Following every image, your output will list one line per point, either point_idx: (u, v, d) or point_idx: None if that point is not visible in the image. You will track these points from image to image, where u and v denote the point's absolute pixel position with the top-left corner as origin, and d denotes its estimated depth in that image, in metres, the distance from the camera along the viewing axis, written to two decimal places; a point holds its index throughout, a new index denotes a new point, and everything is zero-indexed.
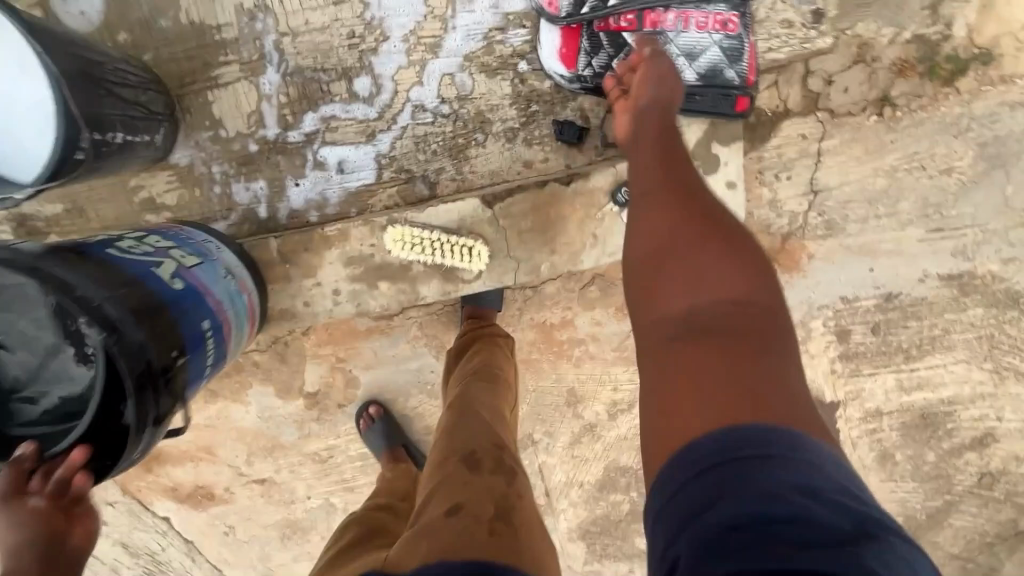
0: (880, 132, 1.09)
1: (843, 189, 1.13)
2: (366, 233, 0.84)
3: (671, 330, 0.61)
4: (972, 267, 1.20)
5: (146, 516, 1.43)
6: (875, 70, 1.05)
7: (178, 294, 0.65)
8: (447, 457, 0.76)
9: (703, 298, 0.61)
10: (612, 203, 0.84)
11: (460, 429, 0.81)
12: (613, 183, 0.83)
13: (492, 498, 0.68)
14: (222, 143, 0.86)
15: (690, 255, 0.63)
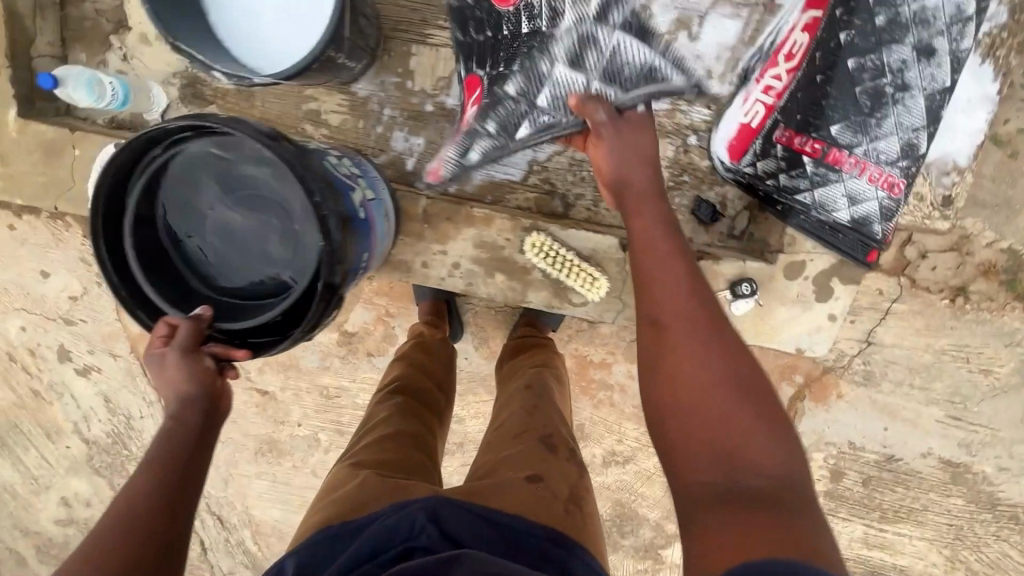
0: (945, 316, 1.18)
1: (893, 350, 1.22)
2: (507, 227, 0.87)
3: (695, 469, 0.63)
4: (970, 461, 1.29)
5: (139, 381, 1.44)
6: (965, 262, 1.13)
7: (359, 221, 0.70)
8: (528, 432, 0.92)
9: (715, 425, 0.64)
10: (727, 291, 0.83)
11: (540, 415, 0.97)
12: (737, 274, 0.83)
13: (566, 481, 0.86)
14: (404, 93, 0.91)
15: (699, 383, 0.66)
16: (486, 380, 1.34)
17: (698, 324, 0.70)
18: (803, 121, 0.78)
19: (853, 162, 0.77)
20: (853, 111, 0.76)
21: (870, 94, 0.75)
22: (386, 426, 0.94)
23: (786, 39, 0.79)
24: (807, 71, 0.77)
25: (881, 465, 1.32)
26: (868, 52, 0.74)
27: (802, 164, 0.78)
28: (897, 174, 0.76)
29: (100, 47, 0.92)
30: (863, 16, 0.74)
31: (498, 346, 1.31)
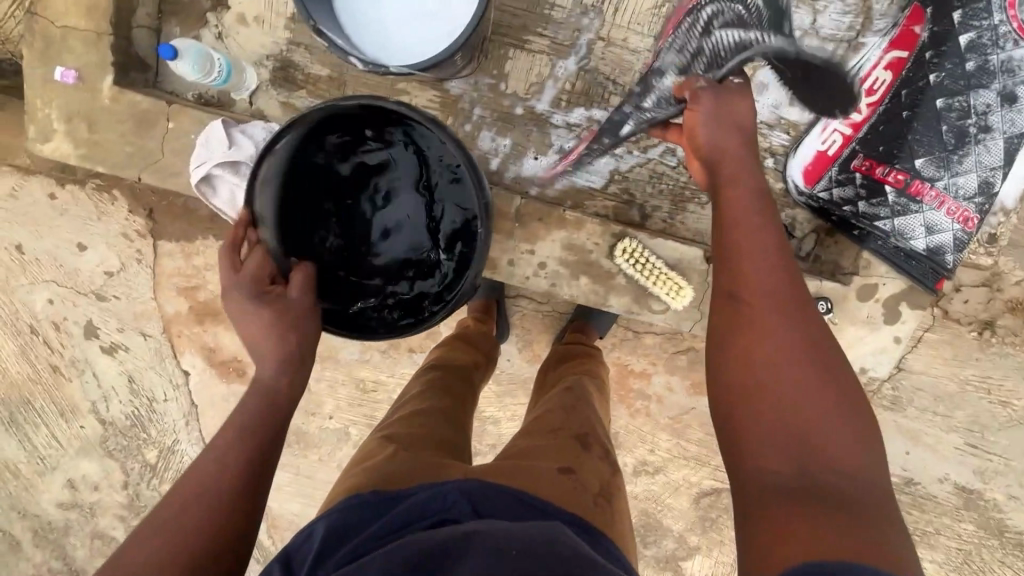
0: (972, 347, 1.24)
1: (922, 377, 1.28)
2: (598, 232, 0.90)
3: (765, 457, 0.59)
4: (982, 488, 1.36)
5: (168, 362, 1.41)
6: (995, 297, 1.20)
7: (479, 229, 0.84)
8: (565, 431, 0.93)
9: (788, 412, 0.59)
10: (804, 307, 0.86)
11: (579, 418, 0.98)
12: (814, 291, 0.86)
13: (599, 479, 0.86)
14: (496, 94, 0.94)
15: (774, 366, 0.62)
16: (525, 382, 1.35)
17: (787, 312, 0.65)
18: (885, 153, 0.84)
19: (932, 194, 0.82)
20: (937, 147, 0.82)
21: (954, 133, 0.81)
22: (417, 402, 0.96)
23: (867, 75, 0.85)
24: (892, 108, 0.83)
25: (899, 488, 1.37)
26: (956, 94, 0.80)
27: (884, 193, 0.84)
28: (972, 209, 0.82)
29: (194, 22, 0.93)
30: (953, 61, 0.80)
31: (542, 350, 1.33)
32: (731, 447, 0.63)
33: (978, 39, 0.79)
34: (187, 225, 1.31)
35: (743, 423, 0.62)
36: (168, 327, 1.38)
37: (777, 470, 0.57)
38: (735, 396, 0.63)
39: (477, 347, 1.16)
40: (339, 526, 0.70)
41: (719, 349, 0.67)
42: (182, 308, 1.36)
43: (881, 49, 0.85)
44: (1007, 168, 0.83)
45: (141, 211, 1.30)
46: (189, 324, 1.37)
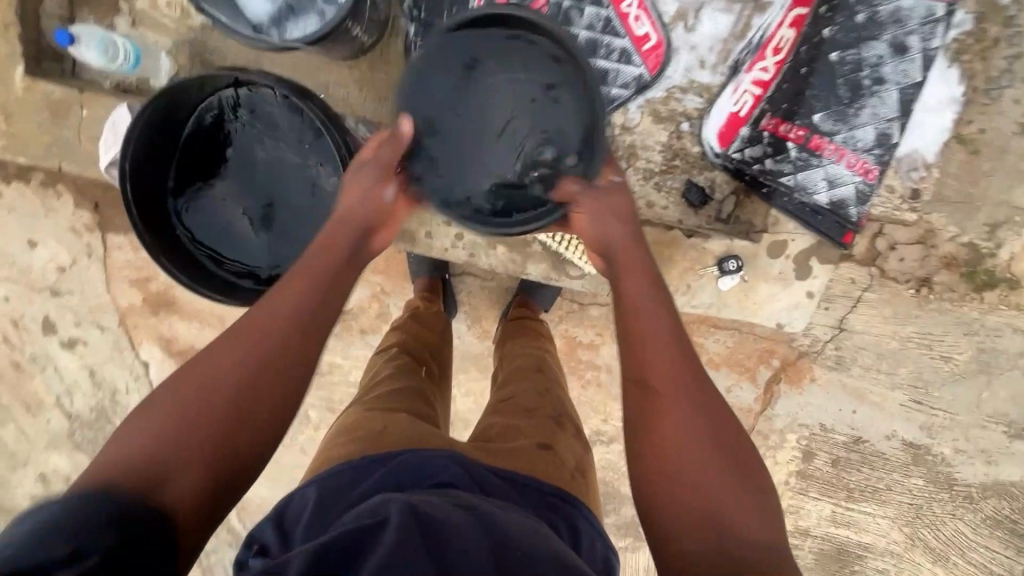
0: (910, 305, 1.26)
1: (863, 336, 1.30)
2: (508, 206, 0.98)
3: (683, 535, 0.63)
4: (930, 443, 1.38)
5: (126, 354, 1.43)
6: (930, 254, 1.21)
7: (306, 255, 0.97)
8: (536, 407, 0.91)
9: (695, 491, 0.66)
10: (715, 266, 0.89)
11: (546, 393, 0.96)
12: (725, 250, 0.88)
13: (573, 453, 0.86)
14: None
15: (683, 452, 0.68)
16: (476, 358, 1.38)
17: (673, 371, 0.72)
18: (791, 110, 0.86)
19: (832, 148, 0.86)
20: (835, 101, 0.85)
21: (849, 86, 0.85)
22: (391, 387, 0.95)
23: (774, 34, 0.87)
24: (793, 65, 0.86)
25: (849, 446, 1.40)
26: (848, 47, 0.84)
27: (787, 149, 0.87)
28: (872, 161, 0.86)
29: (109, 11, 0.97)
30: (843, 15, 0.84)
31: (490, 326, 1.35)
32: (648, 527, 0.67)
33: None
34: None
35: (657, 507, 0.67)
36: (125, 319, 1.40)
37: (698, 549, 0.62)
38: (647, 479, 0.68)
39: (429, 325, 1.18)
40: (330, 485, 0.72)
41: (632, 433, 0.72)
42: (136, 300, 1.38)
43: (785, 7, 0.86)
44: (904, 118, 0.86)
45: (86, 204, 1.32)
46: (145, 315, 1.40)
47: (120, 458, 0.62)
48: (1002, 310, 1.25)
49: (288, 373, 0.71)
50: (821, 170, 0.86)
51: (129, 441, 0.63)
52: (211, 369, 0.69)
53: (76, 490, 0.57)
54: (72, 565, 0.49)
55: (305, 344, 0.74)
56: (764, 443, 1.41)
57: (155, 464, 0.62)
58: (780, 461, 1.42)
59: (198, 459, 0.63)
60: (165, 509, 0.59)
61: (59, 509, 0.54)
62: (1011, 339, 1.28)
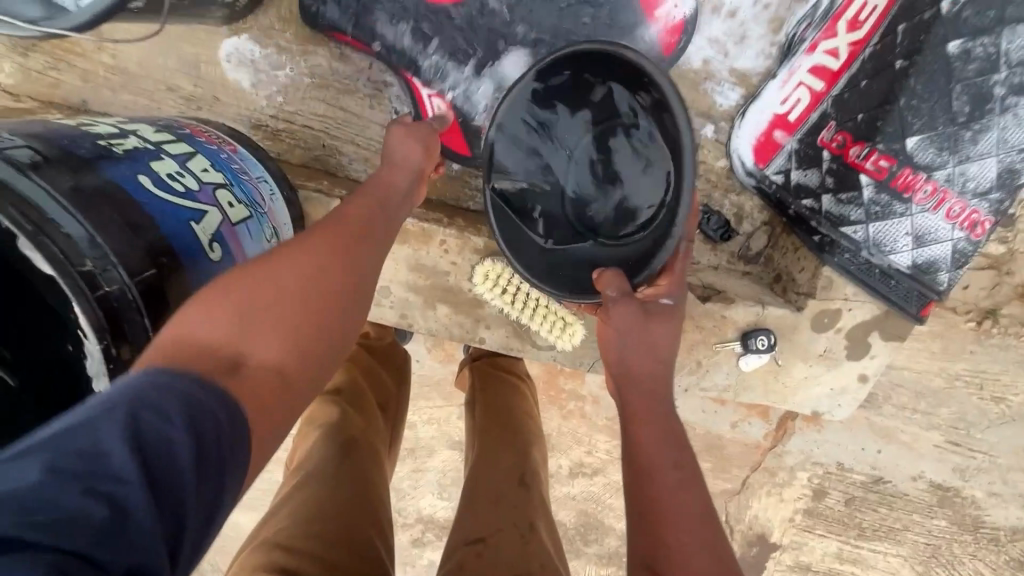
0: (967, 339, 1.03)
1: (903, 372, 1.07)
2: (457, 246, 0.80)
3: None
4: (961, 486, 1.20)
5: None
6: (1001, 282, 0.97)
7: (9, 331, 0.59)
8: (522, 560, 0.57)
9: None
10: (738, 342, 0.73)
11: (532, 539, 0.62)
12: (750, 324, 0.73)
13: None
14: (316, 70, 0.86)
15: None
16: (440, 385, 1.17)
17: (693, 524, 0.54)
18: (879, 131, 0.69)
19: (926, 189, 0.68)
20: (942, 119, 0.67)
21: (967, 97, 0.66)
22: (311, 483, 0.65)
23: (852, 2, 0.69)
24: (881, 58, 0.69)
25: (867, 486, 1.22)
26: (974, 37, 0.65)
27: (860, 183, 0.70)
28: (981, 212, 0.67)
29: None
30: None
31: (455, 350, 1.13)
32: None
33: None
34: None
35: None
36: None
37: None
38: None
39: (387, 374, 0.92)
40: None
41: None
42: None
43: None
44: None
45: None
46: None
47: (181, 341, 0.47)
48: None
49: (366, 297, 0.59)
50: (908, 218, 0.69)
51: (192, 323, 0.48)
52: (289, 247, 0.56)
53: (130, 371, 0.41)
54: (112, 526, 0.33)
55: (377, 263, 0.61)
56: (770, 480, 1.23)
57: (227, 345, 0.48)
58: (786, 498, 1.25)
59: (278, 348, 0.50)
60: (240, 403, 0.44)
61: (78, 434, 0.36)
62: None
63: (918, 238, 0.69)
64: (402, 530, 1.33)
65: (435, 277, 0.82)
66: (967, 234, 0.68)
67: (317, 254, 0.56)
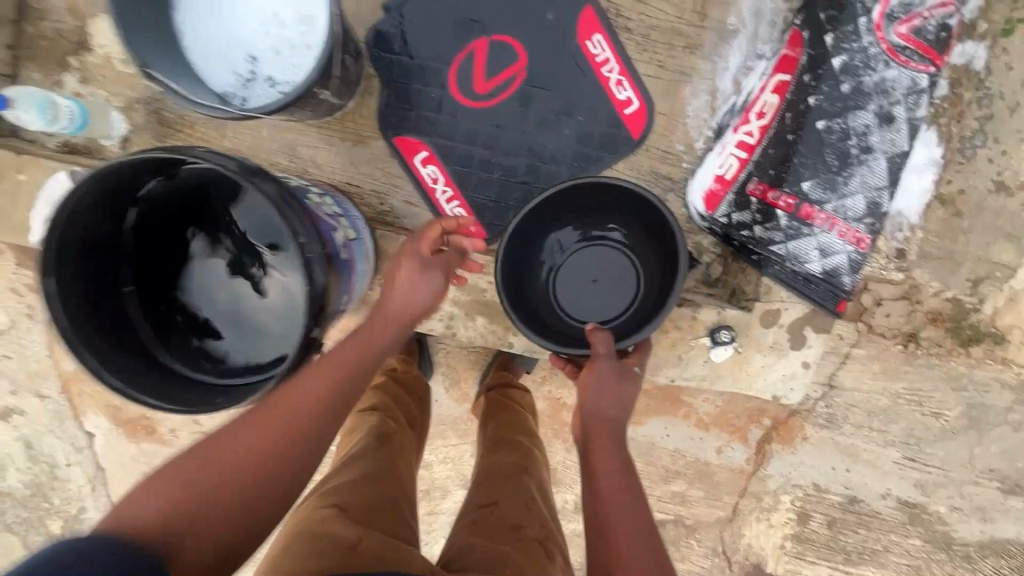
0: (899, 359, 1.24)
1: (853, 392, 1.26)
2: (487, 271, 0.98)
3: None
4: (926, 501, 1.34)
5: (70, 425, 1.31)
6: (915, 309, 1.20)
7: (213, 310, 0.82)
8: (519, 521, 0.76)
9: None
10: (708, 337, 0.92)
11: (534, 505, 0.81)
12: (715, 321, 0.92)
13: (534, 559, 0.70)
14: None
15: None
16: (455, 423, 1.30)
17: (639, 537, 0.66)
18: (780, 181, 0.88)
19: (823, 218, 0.88)
20: (823, 170, 0.87)
21: (838, 155, 0.86)
22: (350, 466, 0.80)
23: (757, 98, 0.92)
24: (780, 133, 0.88)
25: (844, 507, 1.34)
26: (836, 115, 0.86)
27: (777, 217, 0.88)
28: (863, 232, 0.88)
29: (55, 67, 0.93)
30: (830, 83, 0.86)
31: (469, 388, 1.27)
32: None
33: (851, 61, 0.85)
34: None
35: None
36: (68, 386, 1.28)
37: None
38: None
39: (412, 399, 1.07)
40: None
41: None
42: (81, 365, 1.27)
43: (767, 74, 0.92)
44: (892, 187, 0.88)
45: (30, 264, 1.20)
46: (92, 381, 1.28)
47: (122, 518, 0.55)
48: (988, 365, 1.24)
49: (296, 455, 0.65)
50: (811, 240, 0.88)
51: (137, 496, 0.57)
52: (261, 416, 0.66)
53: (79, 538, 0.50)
54: None
55: (317, 453, 0.67)
56: (758, 505, 1.35)
57: (160, 526, 0.55)
58: (775, 524, 1.36)
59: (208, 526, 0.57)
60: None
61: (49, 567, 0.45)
62: (998, 393, 1.26)
63: (821, 254, 0.89)
64: None
65: (474, 294, 1.00)
66: (855, 248, 0.88)
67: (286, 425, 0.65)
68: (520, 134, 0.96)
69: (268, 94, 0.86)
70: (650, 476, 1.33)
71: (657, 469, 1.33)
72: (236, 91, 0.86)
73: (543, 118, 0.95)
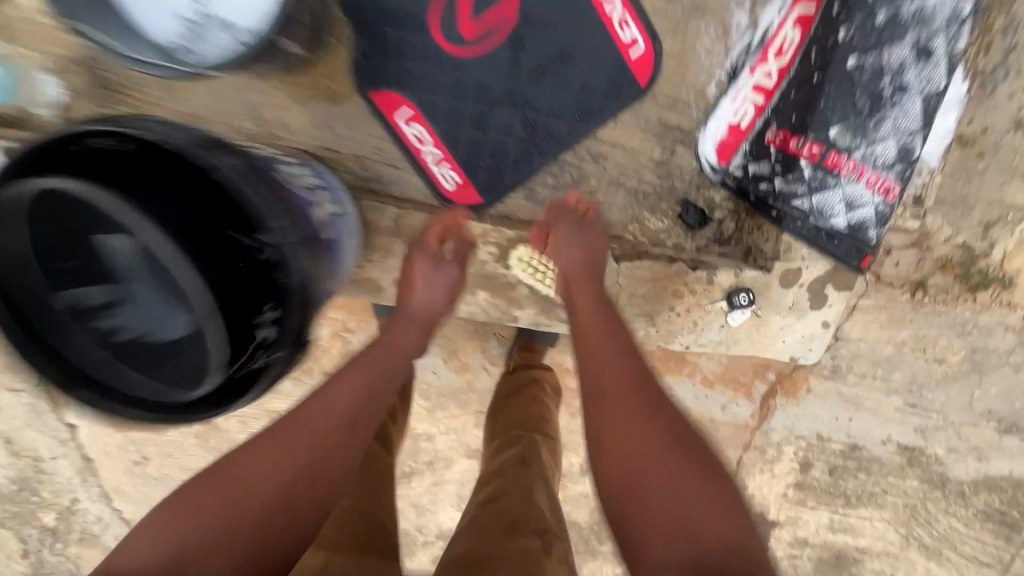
0: (906, 308, 1.21)
1: (859, 343, 1.24)
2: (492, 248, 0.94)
3: (643, 481, 0.65)
4: (924, 445, 1.36)
5: (48, 417, 1.24)
6: (925, 257, 1.17)
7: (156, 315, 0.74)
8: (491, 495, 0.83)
9: (667, 447, 0.67)
10: (726, 302, 0.93)
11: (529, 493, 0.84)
12: (733, 283, 0.93)
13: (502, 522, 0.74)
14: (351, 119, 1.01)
15: (639, 433, 0.68)
16: (456, 394, 1.26)
17: (666, 457, 0.66)
18: (807, 127, 0.83)
19: (850, 167, 0.82)
20: (853, 113, 0.81)
21: (868, 97, 0.80)
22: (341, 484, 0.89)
23: (776, 33, 0.87)
24: (806, 71, 0.83)
25: (845, 454, 1.36)
26: (868, 51, 0.79)
27: (800, 167, 0.84)
28: (892, 180, 0.82)
29: None
30: (863, 13, 0.79)
31: (469, 359, 1.23)
32: (620, 475, 0.67)
33: None
34: None
35: (617, 454, 0.68)
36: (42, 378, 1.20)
37: (643, 450, 0.67)
38: (602, 436, 0.71)
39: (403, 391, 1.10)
40: None
41: (606, 421, 0.71)
42: None
43: (785, 6, 0.87)
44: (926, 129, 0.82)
45: None
46: None
47: None
48: (994, 310, 1.22)
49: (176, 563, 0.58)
50: (837, 192, 0.83)
51: None
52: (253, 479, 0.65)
53: None
54: None
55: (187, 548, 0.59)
56: (762, 457, 1.35)
57: None
58: (778, 474, 1.37)
59: None
60: None
61: None
62: (1002, 338, 1.25)
63: (848, 207, 0.83)
64: (424, 545, 1.38)
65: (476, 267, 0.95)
66: (888, 199, 0.82)
67: (259, 503, 0.64)
68: (520, 85, 0.93)
69: (220, 47, 0.83)
70: None
71: None
72: (183, 43, 0.83)
73: (543, 67, 0.92)
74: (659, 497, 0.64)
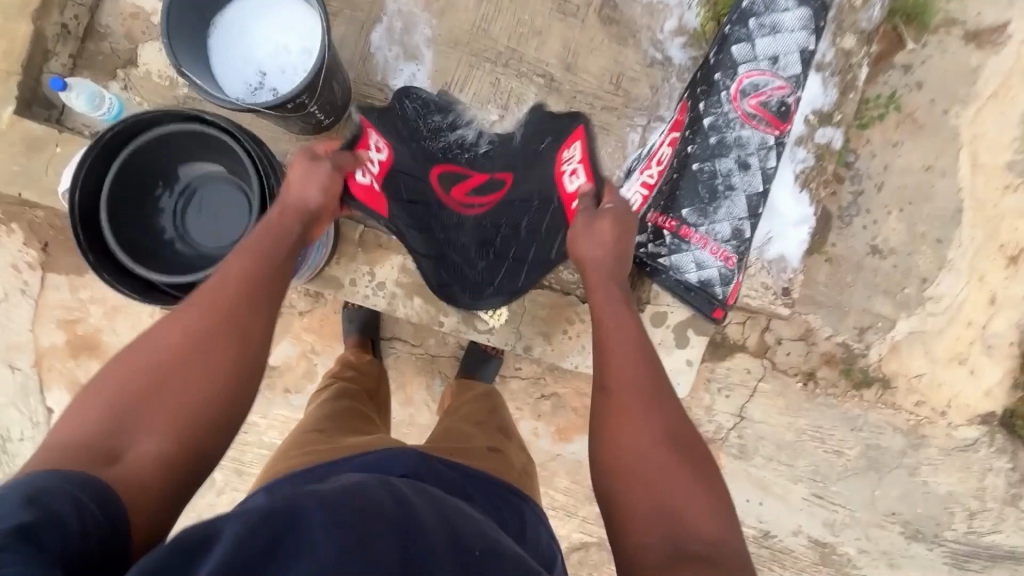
0: (801, 397, 1.38)
1: (763, 425, 1.39)
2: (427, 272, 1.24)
3: (630, 465, 0.78)
4: (835, 541, 1.41)
5: (33, 398, 1.38)
6: (812, 350, 1.37)
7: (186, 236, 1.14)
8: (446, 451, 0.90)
9: (653, 435, 0.81)
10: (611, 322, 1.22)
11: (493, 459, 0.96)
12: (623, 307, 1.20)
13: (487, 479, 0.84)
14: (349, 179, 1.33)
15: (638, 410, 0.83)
16: (397, 426, 1.39)
17: (650, 417, 0.82)
18: (668, 207, 1.13)
19: (697, 237, 1.12)
20: (698, 200, 1.13)
21: (708, 189, 1.13)
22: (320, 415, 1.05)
23: (657, 150, 1.18)
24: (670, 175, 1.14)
25: (759, 541, 1.41)
26: (706, 160, 1.12)
27: (664, 236, 1.13)
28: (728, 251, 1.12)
29: (106, 75, 1.22)
30: (702, 137, 1.13)
31: (414, 393, 1.39)
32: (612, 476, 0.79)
33: (717, 122, 1.13)
34: (78, 259, 1.36)
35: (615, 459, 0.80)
36: (39, 360, 1.38)
37: (638, 451, 0.79)
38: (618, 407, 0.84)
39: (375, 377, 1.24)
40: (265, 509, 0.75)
41: (614, 419, 0.83)
42: (58, 341, 1.37)
43: (665, 132, 1.19)
44: (754, 217, 1.14)
45: (35, 243, 1.35)
46: (65, 357, 1.37)
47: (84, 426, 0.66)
48: (879, 408, 1.38)
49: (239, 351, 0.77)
50: (691, 255, 1.12)
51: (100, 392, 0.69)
52: (200, 344, 0.75)
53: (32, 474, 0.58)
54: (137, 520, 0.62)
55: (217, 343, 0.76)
56: None
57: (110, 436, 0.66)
58: None
59: (153, 438, 0.67)
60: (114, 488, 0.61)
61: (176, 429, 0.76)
62: (891, 437, 1.39)
63: (698, 268, 1.12)
64: None
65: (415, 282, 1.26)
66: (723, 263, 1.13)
67: (230, 344, 0.77)
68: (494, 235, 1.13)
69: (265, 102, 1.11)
70: (576, 494, 1.40)
71: (583, 488, 1.40)
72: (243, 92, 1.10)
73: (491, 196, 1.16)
74: (645, 480, 0.77)
